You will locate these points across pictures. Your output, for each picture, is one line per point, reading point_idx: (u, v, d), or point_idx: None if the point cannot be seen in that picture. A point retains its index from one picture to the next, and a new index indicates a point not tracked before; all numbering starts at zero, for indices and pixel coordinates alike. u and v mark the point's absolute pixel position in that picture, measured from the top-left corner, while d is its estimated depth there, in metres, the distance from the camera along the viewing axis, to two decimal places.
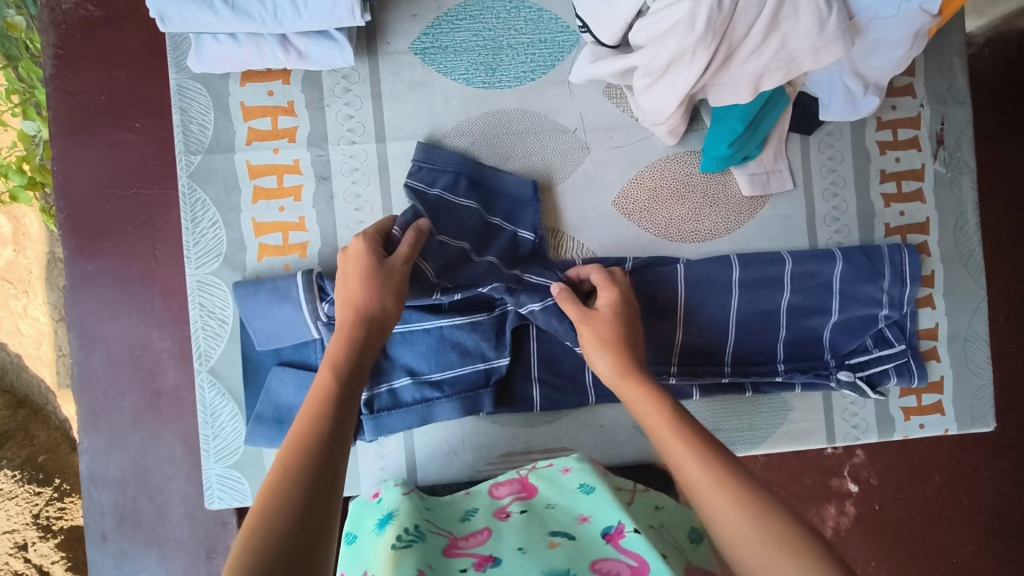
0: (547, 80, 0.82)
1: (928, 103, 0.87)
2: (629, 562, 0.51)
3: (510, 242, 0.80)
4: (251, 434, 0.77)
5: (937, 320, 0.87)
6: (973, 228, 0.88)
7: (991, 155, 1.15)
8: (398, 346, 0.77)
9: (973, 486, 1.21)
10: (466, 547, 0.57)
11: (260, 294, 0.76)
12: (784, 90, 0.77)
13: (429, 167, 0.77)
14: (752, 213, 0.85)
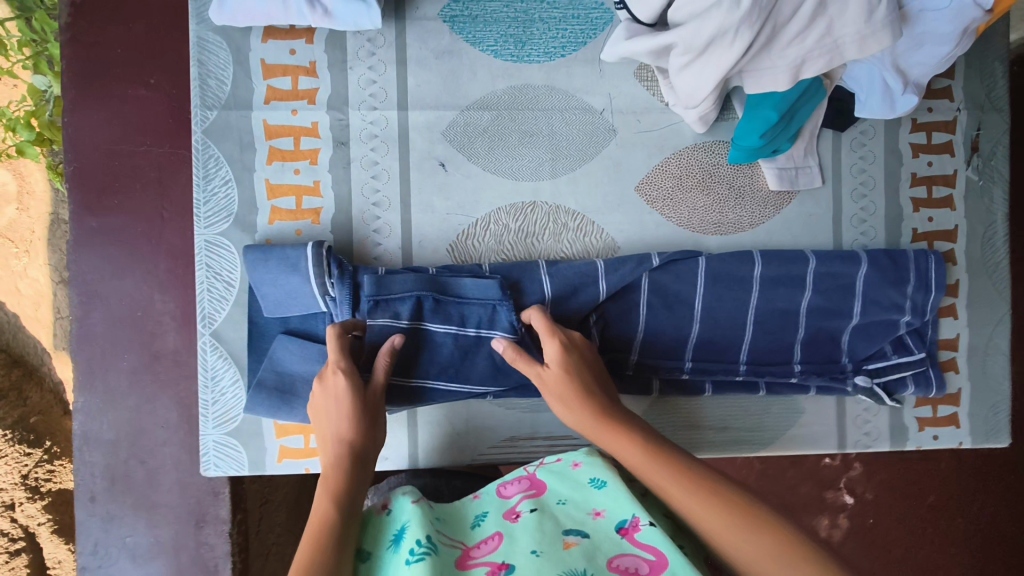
0: (577, 57, 0.80)
1: (965, 107, 0.85)
2: (646, 557, 0.49)
3: (484, 312, 0.74)
4: (251, 403, 0.75)
5: (958, 331, 0.85)
6: (1002, 239, 0.85)
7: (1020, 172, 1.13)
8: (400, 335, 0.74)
9: (973, 505, 1.19)
10: (480, 556, 0.52)
11: (269, 262, 0.74)
12: (820, 80, 0.75)
13: (383, 302, 0.73)
14: (777, 209, 0.83)
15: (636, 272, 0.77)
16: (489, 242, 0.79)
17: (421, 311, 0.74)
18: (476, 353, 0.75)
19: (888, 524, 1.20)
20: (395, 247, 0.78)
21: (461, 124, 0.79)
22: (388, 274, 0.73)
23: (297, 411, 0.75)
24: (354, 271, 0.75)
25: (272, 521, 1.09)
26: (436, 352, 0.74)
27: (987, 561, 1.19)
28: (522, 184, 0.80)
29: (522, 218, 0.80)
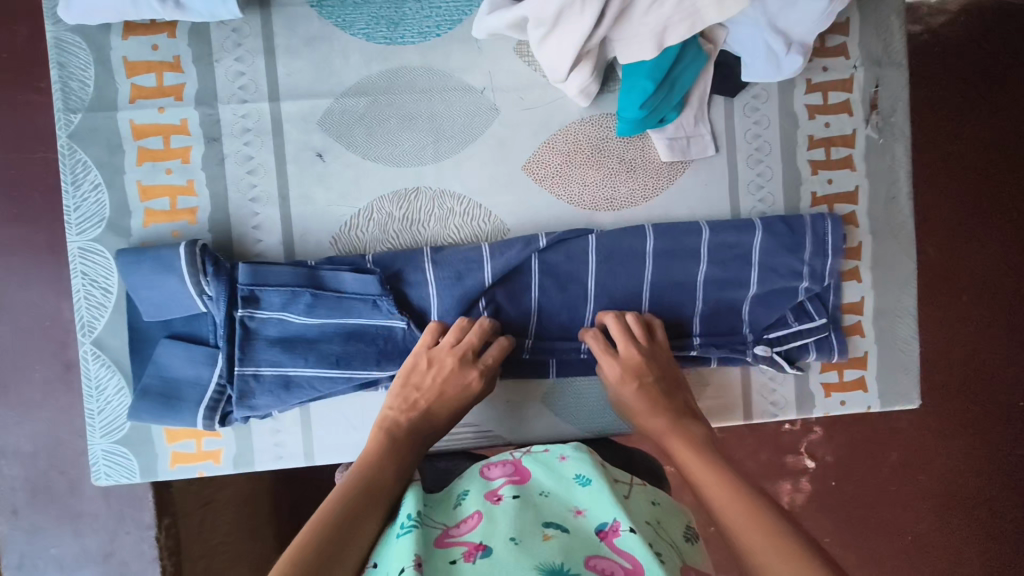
0: (455, 36, 0.77)
1: (863, 64, 0.82)
2: (624, 563, 0.50)
3: (366, 305, 0.74)
4: (134, 409, 0.73)
5: (862, 294, 0.84)
6: (905, 198, 0.83)
7: (937, 150, 1.21)
8: (275, 329, 0.74)
9: (932, 460, 1.24)
10: (459, 534, 0.54)
11: (143, 264, 0.72)
12: (699, 38, 0.73)
13: (259, 292, 0.72)
14: (670, 180, 0.81)
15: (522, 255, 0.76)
16: (374, 232, 0.78)
17: (298, 302, 0.73)
18: (361, 343, 0.75)
19: (851, 485, 1.24)
20: (276, 242, 0.77)
21: (337, 112, 0.77)
22: (267, 266, 0.73)
23: (183, 415, 0.74)
24: (231, 267, 0.74)
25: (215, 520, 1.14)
26: (317, 342, 0.74)
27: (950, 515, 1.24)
28: (404, 170, 0.78)
29: (406, 204, 0.78)
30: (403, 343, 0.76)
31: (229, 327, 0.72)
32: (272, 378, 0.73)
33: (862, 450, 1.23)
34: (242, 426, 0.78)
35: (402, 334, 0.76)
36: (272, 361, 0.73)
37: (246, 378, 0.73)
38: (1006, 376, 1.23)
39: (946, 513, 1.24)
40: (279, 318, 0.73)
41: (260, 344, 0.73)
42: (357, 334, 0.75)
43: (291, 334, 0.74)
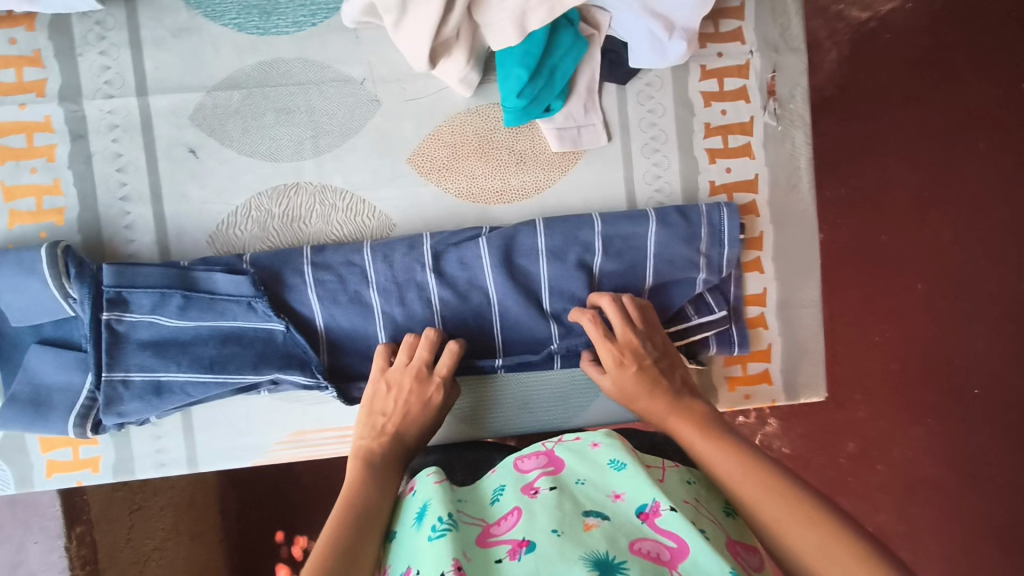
0: (330, 25, 0.75)
1: (759, 50, 0.80)
2: (669, 547, 0.47)
3: (241, 306, 0.71)
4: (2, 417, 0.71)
5: (765, 285, 0.82)
6: (807, 186, 0.81)
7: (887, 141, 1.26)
8: (146, 332, 0.71)
9: (890, 451, 1.29)
10: (501, 532, 0.51)
11: (3, 267, 0.69)
12: (576, 14, 0.71)
13: (127, 294, 0.70)
14: (562, 171, 0.78)
15: (407, 255, 0.74)
16: (253, 230, 0.75)
17: (168, 304, 0.70)
18: (238, 346, 0.72)
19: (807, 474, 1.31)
20: (149, 243, 0.74)
21: (209, 106, 0.74)
22: (136, 266, 0.70)
23: (52, 423, 0.71)
24: (97, 268, 0.71)
25: (149, 525, 1.15)
26: (191, 346, 0.71)
27: (908, 504, 1.30)
28: (281, 165, 0.75)
29: (285, 201, 0.75)
30: (284, 347, 0.73)
31: (94, 331, 0.69)
32: (141, 384, 0.70)
33: (820, 438, 1.31)
34: (119, 434, 0.75)
35: (282, 336, 0.72)
36: (142, 365, 0.70)
37: (114, 384, 0.70)
38: (966, 367, 1.25)
39: (903, 502, 1.30)
40: (150, 321, 0.70)
41: (130, 348, 0.70)
42: (233, 335, 0.72)
43: (163, 337, 0.71)
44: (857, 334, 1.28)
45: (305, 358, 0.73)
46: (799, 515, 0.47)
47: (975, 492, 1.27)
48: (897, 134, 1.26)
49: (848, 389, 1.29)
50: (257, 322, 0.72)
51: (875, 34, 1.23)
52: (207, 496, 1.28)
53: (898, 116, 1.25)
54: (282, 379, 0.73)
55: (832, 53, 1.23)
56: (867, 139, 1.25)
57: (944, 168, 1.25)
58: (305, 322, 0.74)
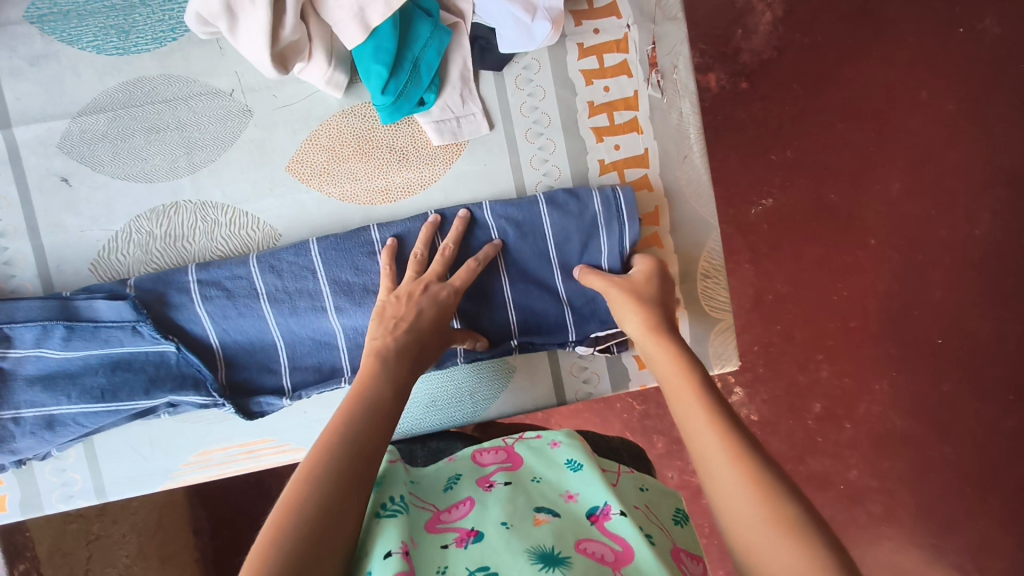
0: (191, 38, 0.73)
1: (636, 22, 0.79)
2: (614, 547, 0.50)
3: (127, 331, 0.68)
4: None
5: (666, 260, 0.81)
6: (699, 156, 0.81)
7: (825, 99, 1.26)
8: (33, 368, 0.68)
9: (857, 407, 1.29)
10: (449, 520, 0.54)
11: None
12: (432, 3, 0.70)
13: (7, 329, 0.67)
14: (447, 164, 0.77)
15: (296, 261, 0.72)
16: (136, 254, 0.74)
17: (50, 338, 0.68)
18: (128, 372, 0.69)
19: (773, 441, 1.30)
20: (31, 276, 0.73)
21: (76, 132, 0.73)
22: (14, 299, 0.68)
23: None
24: None
25: (112, 554, 1.13)
26: (80, 376, 0.69)
27: (879, 459, 1.30)
28: (157, 185, 0.74)
29: (166, 221, 0.74)
30: (177, 368, 0.71)
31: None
32: (33, 419, 0.69)
33: (785, 403, 1.29)
34: (24, 470, 0.74)
35: (174, 358, 0.70)
36: (33, 401, 0.68)
37: (5, 422, 0.68)
38: (922, 316, 1.28)
39: (871, 457, 1.30)
40: (34, 356, 0.68)
41: (18, 384, 0.68)
42: (123, 363, 0.69)
43: (50, 371, 0.68)
44: (815, 294, 1.28)
45: (200, 378, 0.71)
46: (723, 433, 0.49)
47: (944, 439, 1.29)
48: (833, 91, 1.26)
49: (809, 350, 1.28)
50: (149, 346, 0.69)
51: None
52: (177, 518, 1.27)
53: (834, 75, 1.26)
54: (179, 401, 0.71)
55: (767, 16, 1.25)
56: (804, 102, 1.26)
57: (882, 122, 1.26)
58: (198, 341, 0.71)
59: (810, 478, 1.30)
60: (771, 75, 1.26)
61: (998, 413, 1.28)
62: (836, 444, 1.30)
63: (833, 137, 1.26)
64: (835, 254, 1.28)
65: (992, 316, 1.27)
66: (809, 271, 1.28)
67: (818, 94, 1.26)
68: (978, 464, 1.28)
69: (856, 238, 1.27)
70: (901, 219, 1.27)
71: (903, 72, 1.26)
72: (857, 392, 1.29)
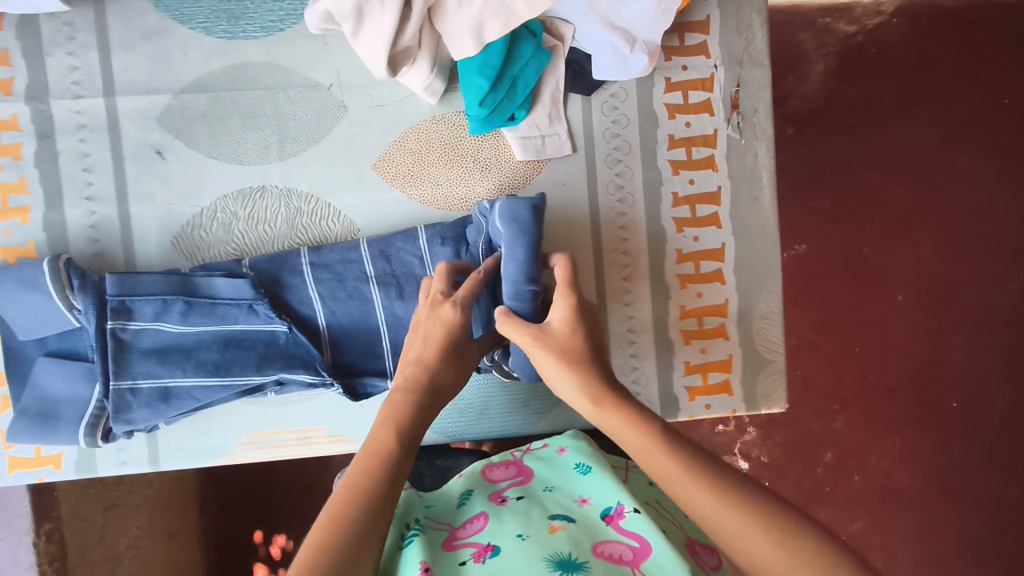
0: (298, 31, 0.76)
1: (723, 64, 0.81)
2: (632, 545, 0.47)
3: (241, 310, 0.71)
4: (12, 431, 0.71)
5: (727, 296, 0.83)
6: (768, 199, 0.83)
7: (870, 154, 1.28)
8: (146, 341, 0.69)
9: (867, 460, 1.30)
10: (465, 536, 0.53)
11: (5, 283, 0.70)
12: (538, 24, 0.71)
13: (128, 301, 0.68)
14: (528, 178, 0.79)
15: (405, 248, 0.74)
16: (218, 232, 0.76)
17: (171, 312, 0.70)
18: (239, 350, 0.71)
19: (782, 485, 1.30)
20: (114, 242, 0.75)
21: (177, 109, 0.75)
22: (137, 273, 0.70)
23: (63, 434, 0.71)
24: (100, 279, 0.71)
25: (124, 524, 1.13)
26: (193, 351, 0.71)
27: (885, 514, 1.30)
28: (247, 169, 0.76)
29: (251, 204, 0.76)
30: (286, 348, 0.72)
31: (99, 341, 0.68)
32: (149, 391, 0.70)
33: (798, 450, 1.30)
34: None
35: (285, 339, 0.72)
36: (149, 373, 0.69)
37: (122, 393, 0.69)
38: (941, 376, 1.29)
39: (877, 511, 1.30)
40: (152, 329, 0.69)
41: (134, 356, 0.69)
42: (237, 340, 0.71)
43: (168, 346, 0.70)
44: (840, 344, 1.29)
45: (308, 359, 0.72)
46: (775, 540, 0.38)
47: (948, 501, 1.29)
48: (879, 147, 1.28)
49: (827, 400, 1.30)
50: (262, 325, 0.72)
51: (863, 48, 1.27)
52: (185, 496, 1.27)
53: (883, 131, 1.28)
54: (288, 382, 0.72)
55: (820, 66, 1.27)
56: (852, 155, 1.28)
57: (924, 184, 1.29)
58: (307, 324, 0.73)
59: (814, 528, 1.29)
60: (820, 125, 1.28)
61: (1007, 483, 1.28)
62: (844, 496, 1.30)
63: (875, 193, 1.28)
64: (861, 306, 1.30)
65: (1010, 383, 1.28)
66: (837, 321, 1.29)
67: (862, 148, 1.28)
68: (981, 531, 1.28)
69: (885, 293, 1.29)
70: (932, 280, 1.29)
71: (947, 136, 1.28)
72: (870, 445, 1.29)
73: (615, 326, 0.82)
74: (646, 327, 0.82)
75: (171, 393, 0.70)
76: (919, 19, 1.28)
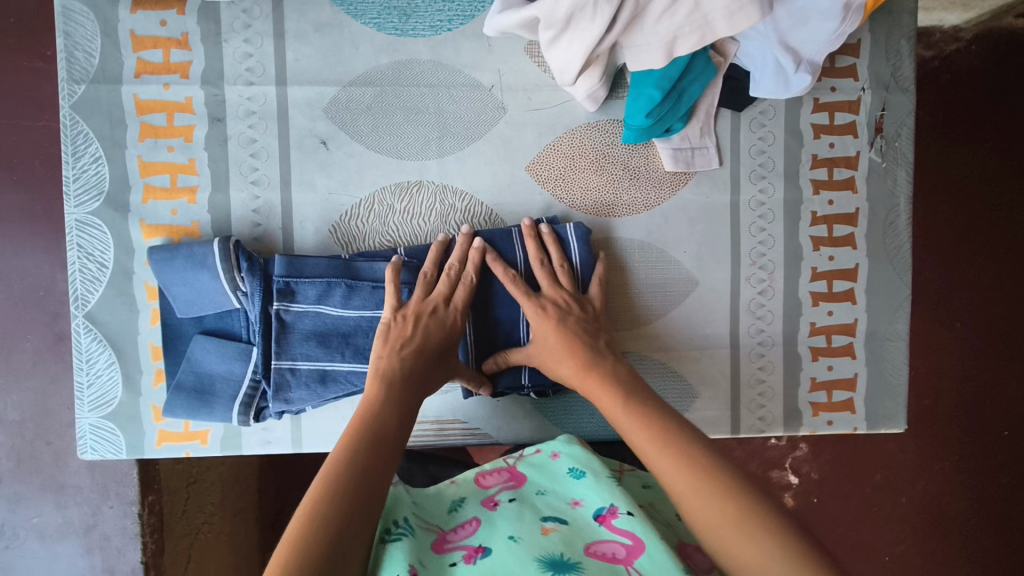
0: (465, 32, 0.77)
1: (870, 87, 0.83)
2: (623, 542, 0.49)
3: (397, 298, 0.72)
4: (170, 405, 0.73)
5: (856, 316, 0.84)
6: (904, 223, 0.84)
7: (940, 178, 1.23)
8: (307, 323, 0.71)
9: (916, 483, 1.28)
10: (456, 540, 0.53)
11: (175, 261, 0.71)
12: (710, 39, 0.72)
13: (292, 283, 0.71)
14: (674, 189, 0.81)
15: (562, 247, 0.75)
16: (374, 223, 0.77)
17: (333, 295, 0.71)
18: None
19: (831, 501, 1.28)
20: (276, 227, 0.77)
21: (343, 101, 0.76)
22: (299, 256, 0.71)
23: (218, 412, 0.73)
24: (264, 262, 0.73)
25: (202, 499, 1.05)
26: (353, 337, 0.72)
27: (930, 539, 1.28)
28: (406, 163, 0.77)
29: (408, 197, 0.78)
30: None
31: (263, 322, 0.72)
32: (308, 372, 0.72)
33: (850, 468, 1.28)
34: None
35: None
36: (308, 355, 0.72)
37: (283, 371, 0.71)
38: (992, 405, 1.26)
39: (922, 537, 1.28)
40: (313, 310, 0.71)
41: (295, 338, 0.71)
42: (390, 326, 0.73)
43: (325, 329, 0.72)
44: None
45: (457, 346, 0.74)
46: (698, 478, 0.48)
47: (996, 531, 1.27)
48: (960, 171, 1.23)
49: None
50: None
51: (937, 74, 1.21)
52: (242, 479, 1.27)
53: (965, 151, 1.22)
54: None
55: None
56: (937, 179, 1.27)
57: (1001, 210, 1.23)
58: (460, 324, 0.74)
59: (863, 548, 1.28)
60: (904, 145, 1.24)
61: None
62: (893, 516, 1.28)
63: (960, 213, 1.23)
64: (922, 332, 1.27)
65: None
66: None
67: (942, 168, 1.23)
68: None
69: (945, 319, 1.25)
70: (993, 309, 1.25)
71: (1012, 173, 1.23)
72: (921, 468, 1.27)
73: (745, 338, 0.83)
74: (776, 342, 0.84)
75: (327, 377, 0.72)
76: (995, 48, 1.19)
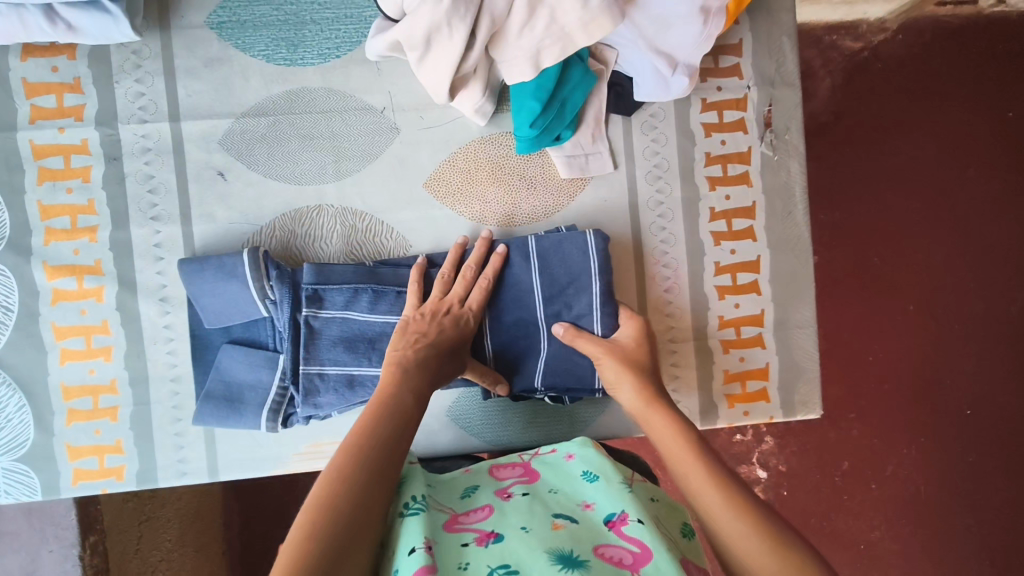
0: (354, 58, 0.79)
1: (755, 84, 0.85)
2: (631, 548, 0.47)
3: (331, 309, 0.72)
4: (200, 413, 0.74)
5: (762, 306, 0.86)
6: (800, 213, 0.86)
7: (880, 163, 1.23)
8: (333, 329, 0.72)
9: (884, 468, 1.24)
10: (468, 522, 0.53)
11: (205, 272, 0.72)
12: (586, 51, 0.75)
13: (320, 290, 0.71)
14: (571, 195, 0.83)
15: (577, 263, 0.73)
16: (277, 249, 0.79)
17: (359, 301, 0.72)
18: None
19: (801, 493, 1.24)
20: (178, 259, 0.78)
21: (237, 133, 0.78)
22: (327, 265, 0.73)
23: (246, 419, 0.74)
24: (293, 271, 0.74)
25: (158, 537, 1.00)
26: (379, 341, 0.73)
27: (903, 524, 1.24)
28: (305, 188, 0.79)
29: (307, 222, 0.79)
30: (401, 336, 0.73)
31: (292, 329, 0.72)
32: (336, 377, 0.72)
33: (818, 457, 1.24)
34: (145, 444, 0.78)
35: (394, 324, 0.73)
36: (335, 360, 0.72)
37: (311, 377, 0.71)
38: (952, 386, 1.23)
39: (896, 520, 1.24)
40: (328, 317, 0.72)
41: (323, 344, 0.72)
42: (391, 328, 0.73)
43: (355, 335, 0.72)
44: (854, 354, 1.23)
45: None
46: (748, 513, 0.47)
47: (967, 511, 1.23)
48: (892, 157, 1.22)
49: (842, 409, 1.24)
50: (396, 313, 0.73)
51: (868, 64, 1.21)
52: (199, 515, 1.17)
53: (900, 137, 1.22)
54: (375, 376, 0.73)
55: (828, 82, 1.21)
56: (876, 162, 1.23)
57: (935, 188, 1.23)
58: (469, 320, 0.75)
59: (838, 538, 1.23)
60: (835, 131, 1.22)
61: None
62: (865, 504, 1.24)
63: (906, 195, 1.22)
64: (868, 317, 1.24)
65: None
66: (846, 336, 1.23)
67: (882, 151, 1.22)
68: (1000, 541, 1.23)
69: (897, 303, 1.23)
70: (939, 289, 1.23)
71: (943, 153, 1.23)
72: (888, 455, 1.23)
73: (656, 336, 0.85)
74: (686, 337, 0.85)
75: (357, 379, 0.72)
76: (923, 36, 1.21)
